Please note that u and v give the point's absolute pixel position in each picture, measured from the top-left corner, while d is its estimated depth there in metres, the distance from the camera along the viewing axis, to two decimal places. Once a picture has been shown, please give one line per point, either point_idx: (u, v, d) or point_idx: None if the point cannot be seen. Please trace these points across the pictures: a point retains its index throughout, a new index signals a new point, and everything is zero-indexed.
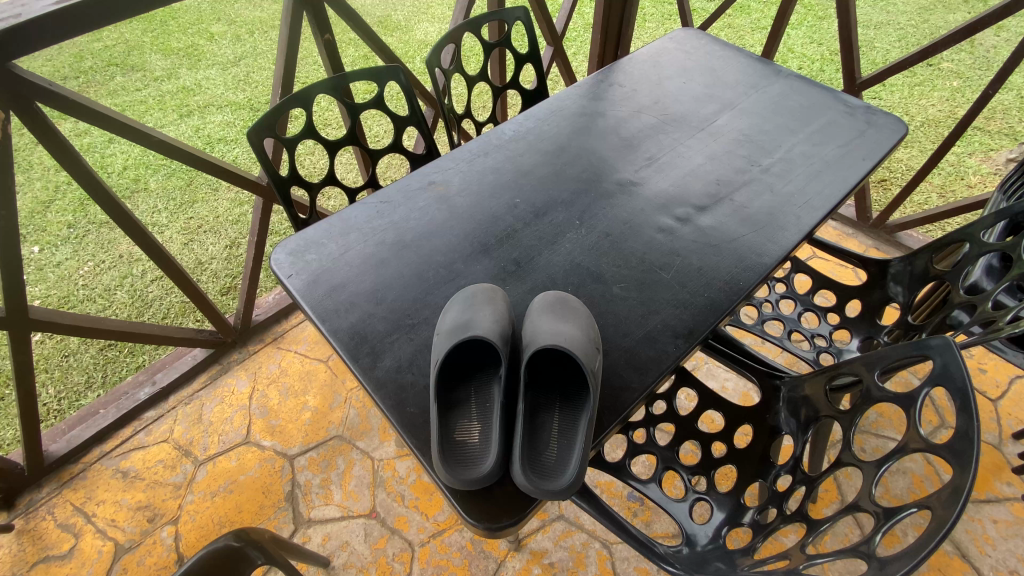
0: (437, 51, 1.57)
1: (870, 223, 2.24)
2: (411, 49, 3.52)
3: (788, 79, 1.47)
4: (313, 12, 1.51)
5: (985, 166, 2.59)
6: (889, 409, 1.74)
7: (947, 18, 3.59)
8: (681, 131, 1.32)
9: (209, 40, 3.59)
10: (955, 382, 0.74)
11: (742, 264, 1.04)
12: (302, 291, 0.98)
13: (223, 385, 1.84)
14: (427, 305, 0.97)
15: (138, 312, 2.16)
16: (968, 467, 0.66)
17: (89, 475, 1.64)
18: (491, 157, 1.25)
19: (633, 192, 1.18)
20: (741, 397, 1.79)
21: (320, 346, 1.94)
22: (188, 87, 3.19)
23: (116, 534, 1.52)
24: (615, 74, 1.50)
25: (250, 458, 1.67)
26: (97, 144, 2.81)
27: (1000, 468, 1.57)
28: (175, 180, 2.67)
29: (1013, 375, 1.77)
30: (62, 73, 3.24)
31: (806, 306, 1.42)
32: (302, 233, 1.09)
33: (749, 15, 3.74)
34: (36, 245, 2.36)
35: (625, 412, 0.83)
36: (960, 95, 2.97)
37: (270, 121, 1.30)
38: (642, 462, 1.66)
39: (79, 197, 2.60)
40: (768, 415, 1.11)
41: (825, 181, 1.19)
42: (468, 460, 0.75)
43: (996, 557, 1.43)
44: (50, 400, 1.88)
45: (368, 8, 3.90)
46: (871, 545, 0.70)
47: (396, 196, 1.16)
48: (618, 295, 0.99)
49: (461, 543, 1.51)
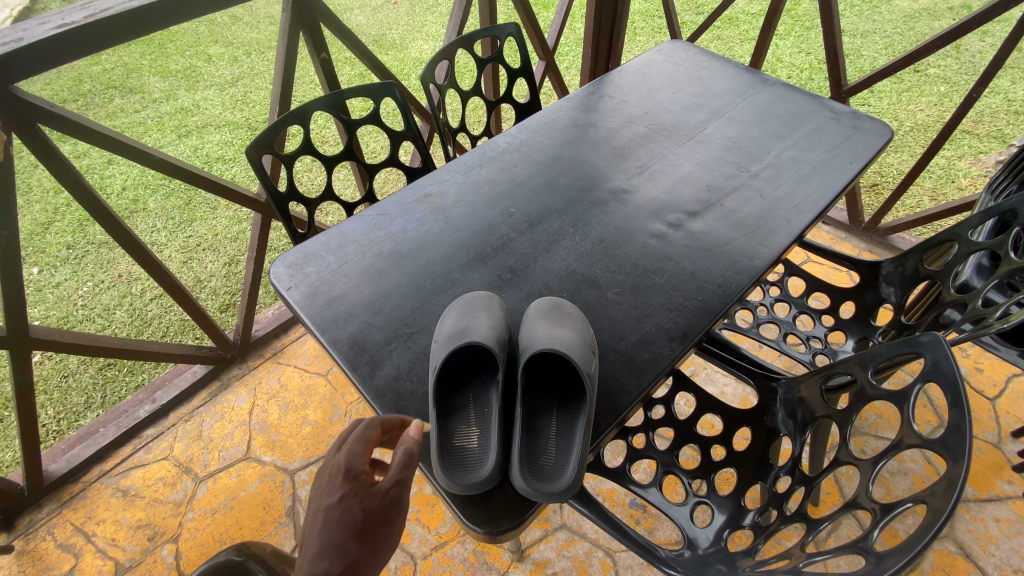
0: (432, 67, 1.59)
1: (863, 226, 2.27)
2: (406, 67, 3.59)
3: (774, 87, 1.50)
4: (309, 32, 1.54)
5: (974, 169, 2.63)
6: (887, 410, 1.75)
7: (933, 25, 3.66)
8: (671, 139, 1.34)
9: (207, 62, 3.64)
10: (946, 377, 0.75)
11: (734, 268, 1.05)
12: (301, 303, 1.00)
13: (223, 401, 1.85)
14: (424, 313, 0.98)
15: (138, 330, 2.17)
16: (961, 459, 0.67)
17: (89, 494, 1.63)
18: (486, 168, 1.27)
19: (625, 200, 1.20)
20: (740, 401, 1.80)
21: (319, 360, 1.95)
22: (186, 107, 3.24)
23: (117, 553, 1.51)
24: (605, 86, 1.53)
25: (251, 474, 1.67)
26: (96, 166, 2.84)
27: (1000, 466, 1.57)
28: (174, 199, 2.69)
29: (1009, 374, 1.78)
30: (61, 97, 3.29)
31: (801, 309, 1.44)
32: (301, 246, 1.10)
33: (738, 27, 3.82)
34: (35, 267, 2.37)
35: (622, 414, 0.84)
36: (948, 99, 3.03)
37: (268, 136, 1.32)
38: (643, 469, 1.67)
39: (79, 218, 2.62)
40: (766, 418, 1.12)
41: (814, 185, 1.21)
42: (467, 465, 0.76)
43: (1001, 557, 1.42)
44: (50, 421, 1.88)
45: (363, 27, 3.97)
46: (870, 542, 0.71)
47: (393, 209, 1.18)
48: (612, 300, 1.00)
49: (463, 555, 1.51)
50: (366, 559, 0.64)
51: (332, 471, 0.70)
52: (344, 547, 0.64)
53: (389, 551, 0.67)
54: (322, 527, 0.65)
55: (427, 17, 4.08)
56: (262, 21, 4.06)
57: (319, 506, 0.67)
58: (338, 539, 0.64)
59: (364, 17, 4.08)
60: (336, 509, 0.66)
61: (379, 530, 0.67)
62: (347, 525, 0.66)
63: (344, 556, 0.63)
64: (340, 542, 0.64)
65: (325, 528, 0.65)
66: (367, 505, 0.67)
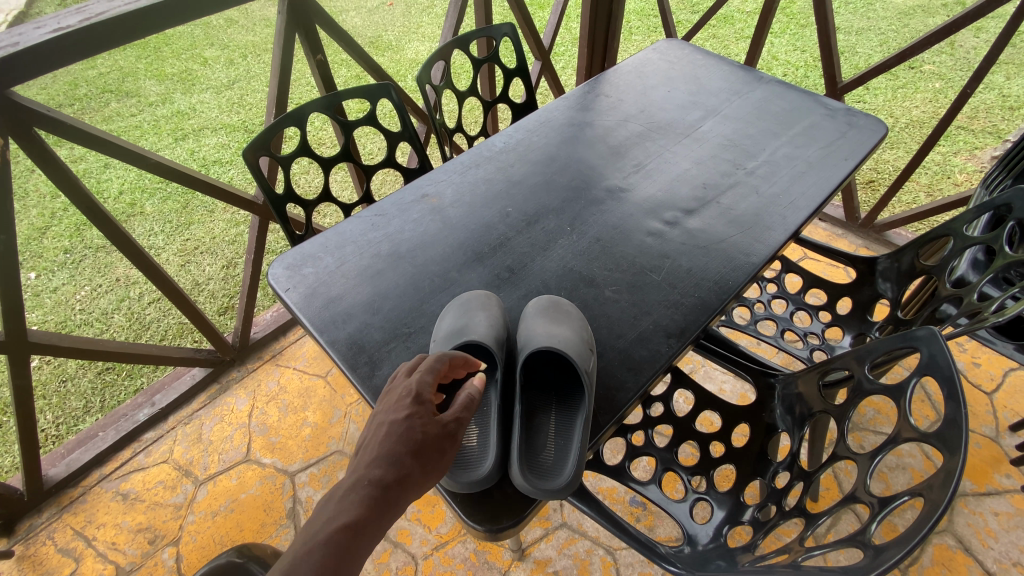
0: (428, 68, 1.59)
1: (859, 223, 2.28)
2: (403, 68, 3.59)
3: (770, 85, 1.51)
4: (305, 33, 1.55)
5: (970, 164, 2.64)
6: (885, 405, 1.75)
7: (927, 22, 3.67)
8: (667, 137, 1.35)
9: (203, 65, 3.64)
10: (942, 370, 0.76)
11: (731, 264, 1.06)
12: (299, 304, 1.00)
13: (222, 404, 1.85)
14: (423, 313, 0.98)
15: (137, 334, 2.16)
16: (957, 452, 0.68)
17: (89, 498, 1.63)
18: (483, 168, 1.28)
19: (622, 198, 1.20)
20: (739, 398, 1.80)
21: (318, 362, 1.94)
22: (182, 111, 3.24)
23: (117, 557, 1.51)
24: (601, 85, 1.53)
25: (251, 476, 1.67)
26: (93, 170, 2.84)
27: (998, 460, 1.58)
28: (171, 203, 2.69)
29: (1007, 368, 1.79)
30: (57, 101, 3.29)
31: (798, 305, 1.44)
32: (299, 247, 1.10)
33: (733, 25, 3.83)
34: (32, 272, 2.37)
35: (621, 412, 0.85)
36: (943, 96, 3.04)
37: (265, 138, 1.32)
38: (643, 466, 1.67)
39: (76, 222, 2.62)
40: (764, 414, 1.12)
41: (810, 181, 1.21)
42: (467, 463, 0.76)
43: (999, 550, 1.43)
44: (49, 426, 1.88)
45: (359, 29, 3.97)
46: (868, 535, 0.71)
47: (390, 209, 1.18)
48: (610, 298, 1.01)
49: (464, 554, 1.51)
50: (417, 476, 0.66)
51: (401, 393, 0.73)
52: (399, 460, 0.66)
53: (439, 476, 0.68)
54: (383, 438, 0.68)
55: (423, 19, 4.08)
56: (258, 23, 4.06)
57: (383, 419, 0.71)
58: (395, 452, 0.67)
59: (359, 19, 4.08)
60: (400, 425, 0.69)
61: (434, 453, 0.68)
62: (406, 440, 0.68)
63: (398, 468, 0.66)
64: (396, 456, 0.66)
65: (386, 440, 0.68)
66: (426, 428, 0.69)
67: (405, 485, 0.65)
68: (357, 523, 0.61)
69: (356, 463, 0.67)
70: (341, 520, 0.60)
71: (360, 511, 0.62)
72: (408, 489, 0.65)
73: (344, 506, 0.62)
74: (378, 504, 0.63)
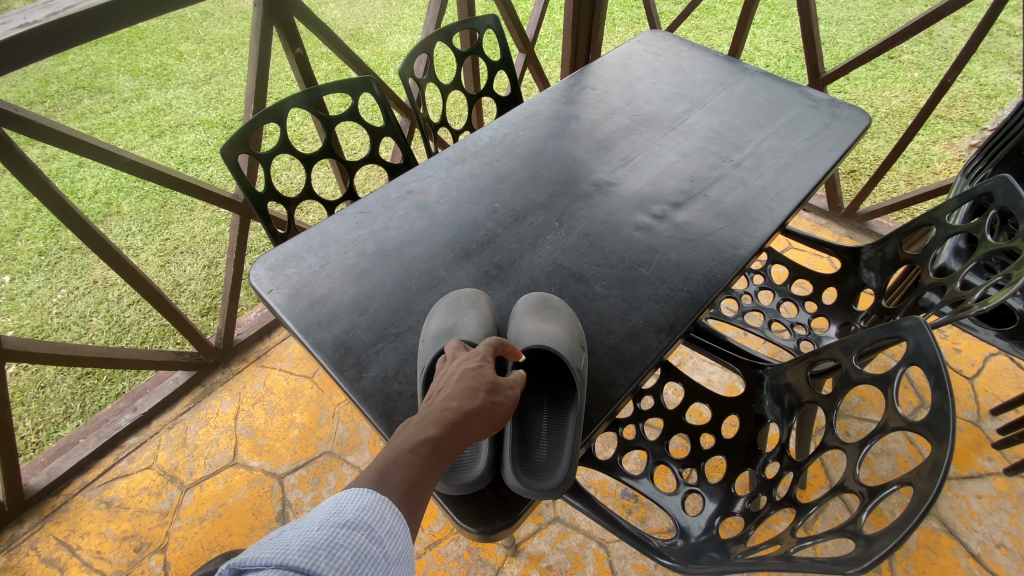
0: (410, 61, 1.56)
1: (842, 212, 2.30)
2: (384, 61, 3.54)
3: (754, 76, 1.51)
4: (283, 27, 1.50)
5: (949, 153, 2.68)
6: (870, 392, 1.78)
7: (905, 12, 3.71)
8: (654, 130, 1.34)
9: (178, 59, 3.54)
10: (929, 360, 0.77)
11: (719, 257, 1.06)
12: (283, 305, 0.98)
13: (207, 407, 1.81)
14: (411, 313, 0.97)
15: (116, 337, 2.11)
16: (945, 442, 0.68)
17: (71, 507, 1.59)
18: (469, 163, 1.26)
19: (610, 192, 1.19)
20: (727, 388, 1.82)
21: (304, 362, 1.91)
22: (158, 106, 3.16)
23: (103, 566, 1.48)
24: (586, 78, 1.52)
25: (238, 480, 1.64)
26: (66, 169, 2.76)
27: (979, 444, 1.62)
28: (149, 202, 2.63)
29: (986, 353, 1.83)
30: (27, 98, 3.18)
31: (784, 296, 1.45)
32: (281, 247, 1.08)
33: (716, 16, 3.84)
34: (6, 275, 2.30)
35: (613, 408, 0.84)
36: (922, 85, 3.08)
37: (244, 135, 1.28)
38: (634, 459, 1.69)
39: (50, 223, 2.54)
40: (753, 405, 1.13)
41: (795, 173, 1.22)
42: (458, 465, 0.76)
43: (983, 532, 1.46)
44: (28, 433, 1.83)
45: (339, 21, 3.90)
46: (858, 525, 0.72)
47: (375, 206, 1.16)
48: (600, 294, 1.00)
49: (458, 552, 1.50)
50: (490, 411, 0.70)
51: (469, 352, 0.78)
52: (473, 393, 0.70)
53: (506, 417, 0.72)
54: (458, 378, 0.72)
55: (404, 11, 4.02)
56: (234, 16, 3.96)
57: (456, 367, 0.75)
58: (470, 387, 0.71)
59: (339, 11, 4.01)
60: (473, 370, 0.73)
61: (502, 395, 0.72)
62: (480, 380, 0.72)
63: (473, 400, 0.69)
64: (471, 390, 0.70)
65: (462, 378, 0.72)
66: (495, 376, 0.74)
67: (480, 415, 0.68)
68: (437, 439, 0.65)
69: (430, 398, 0.71)
70: (423, 435, 0.65)
71: (440, 429, 0.65)
72: (481, 421, 0.68)
73: (425, 423, 0.66)
74: (454, 427, 0.66)
